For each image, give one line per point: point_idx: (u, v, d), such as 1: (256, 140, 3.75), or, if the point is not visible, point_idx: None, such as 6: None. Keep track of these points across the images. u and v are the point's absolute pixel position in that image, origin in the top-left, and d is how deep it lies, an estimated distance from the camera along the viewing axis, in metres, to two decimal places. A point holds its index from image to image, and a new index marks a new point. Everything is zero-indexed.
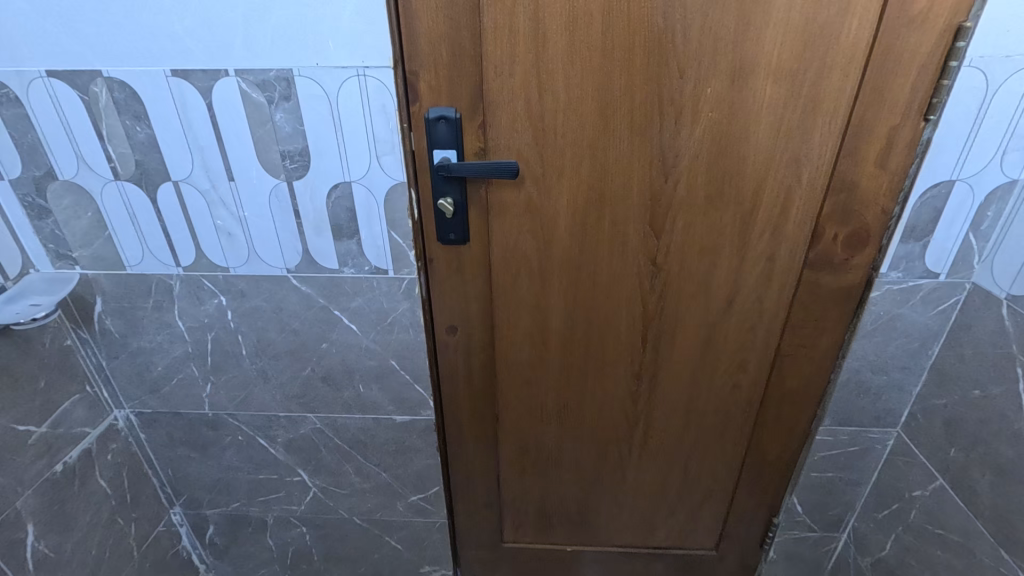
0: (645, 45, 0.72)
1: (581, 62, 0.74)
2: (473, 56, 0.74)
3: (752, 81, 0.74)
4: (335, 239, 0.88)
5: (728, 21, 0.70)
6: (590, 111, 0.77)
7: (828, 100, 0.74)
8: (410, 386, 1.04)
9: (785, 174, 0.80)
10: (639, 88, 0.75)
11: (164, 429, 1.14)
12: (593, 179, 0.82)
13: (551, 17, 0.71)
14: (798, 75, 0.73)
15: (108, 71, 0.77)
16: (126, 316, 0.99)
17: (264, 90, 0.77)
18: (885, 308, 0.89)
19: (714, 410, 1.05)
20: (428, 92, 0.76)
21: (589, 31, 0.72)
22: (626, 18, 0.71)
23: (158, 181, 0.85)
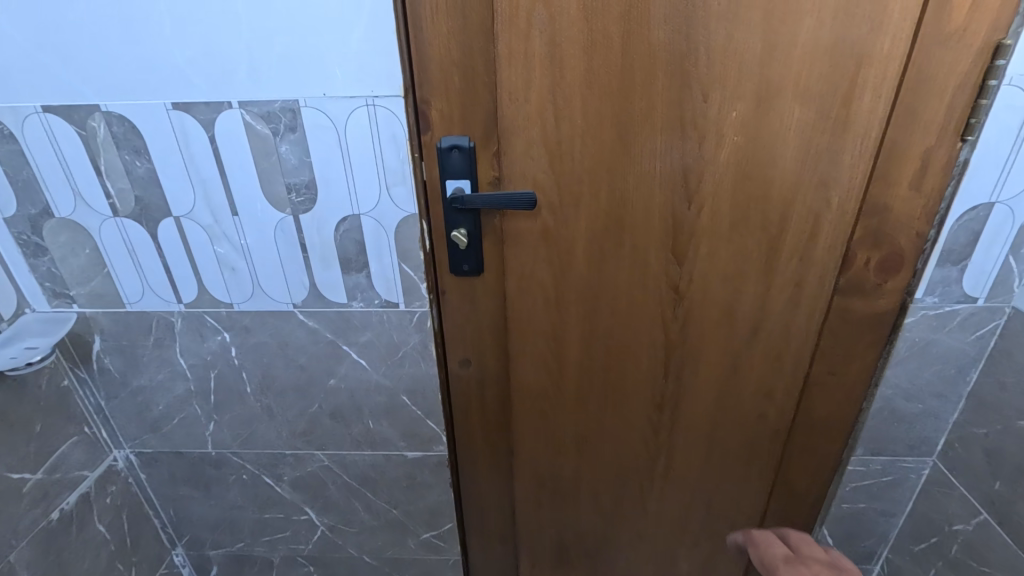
0: (666, 69, 0.69)
1: (600, 87, 0.71)
2: (487, 83, 0.71)
3: (779, 104, 0.70)
4: (343, 273, 0.84)
5: (754, 42, 0.67)
6: (610, 137, 0.74)
7: (859, 121, 0.71)
8: (422, 421, 1.00)
9: (815, 198, 0.76)
10: (660, 113, 0.72)
11: (165, 469, 1.10)
12: (612, 207, 0.78)
13: (568, 42, 0.68)
14: (827, 97, 0.69)
15: (106, 105, 0.74)
16: (125, 355, 0.95)
17: (269, 122, 0.74)
18: (920, 334, 0.84)
19: (740, 440, 1.00)
20: (439, 121, 0.73)
21: (607, 55, 0.69)
22: (646, 42, 0.68)
23: (158, 217, 0.81)
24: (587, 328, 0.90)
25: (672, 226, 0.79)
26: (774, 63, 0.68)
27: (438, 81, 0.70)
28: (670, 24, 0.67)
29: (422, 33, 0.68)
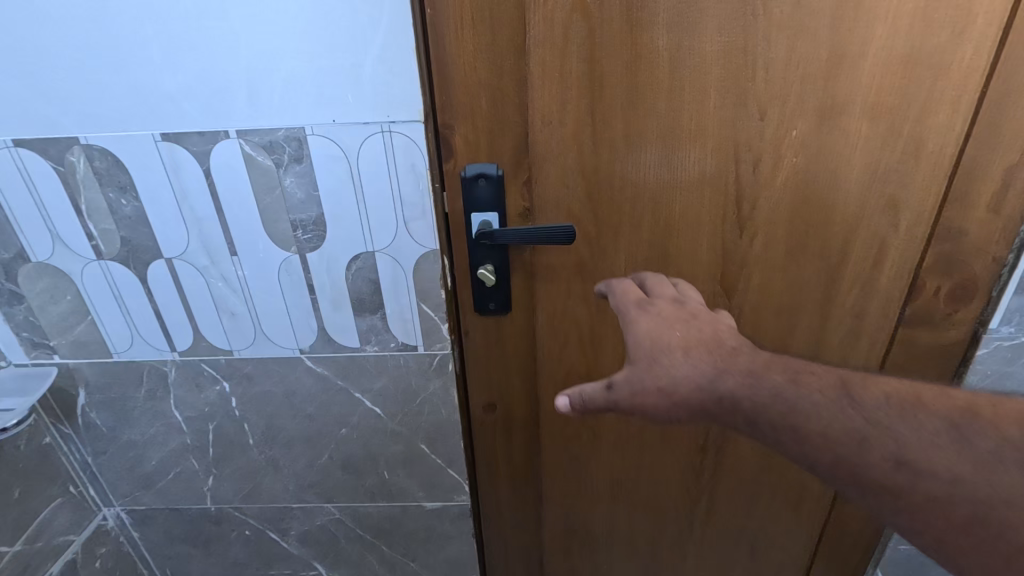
0: (720, 84, 0.62)
1: (644, 106, 0.63)
2: (517, 105, 0.63)
3: (845, 120, 0.63)
4: (356, 315, 0.76)
5: (820, 53, 0.60)
6: (655, 161, 0.66)
7: (934, 139, 0.63)
8: (442, 470, 0.91)
9: (881, 223, 0.69)
10: (711, 134, 0.64)
11: (160, 527, 1.00)
12: (656, 236, 0.71)
13: (609, 57, 0.61)
14: (899, 112, 0.62)
15: (86, 138, 0.65)
16: (113, 408, 0.86)
17: (271, 152, 0.65)
18: (994, 366, 0.75)
19: (790, 482, 0.92)
20: (463, 148, 0.65)
21: (653, 70, 0.61)
22: (698, 55, 0.60)
23: (148, 259, 0.73)
24: (625, 369, 0.82)
25: (721, 256, 0.72)
26: (841, 75, 0.61)
27: (462, 103, 0.63)
28: (725, 34, 0.59)
29: (444, 50, 0.60)
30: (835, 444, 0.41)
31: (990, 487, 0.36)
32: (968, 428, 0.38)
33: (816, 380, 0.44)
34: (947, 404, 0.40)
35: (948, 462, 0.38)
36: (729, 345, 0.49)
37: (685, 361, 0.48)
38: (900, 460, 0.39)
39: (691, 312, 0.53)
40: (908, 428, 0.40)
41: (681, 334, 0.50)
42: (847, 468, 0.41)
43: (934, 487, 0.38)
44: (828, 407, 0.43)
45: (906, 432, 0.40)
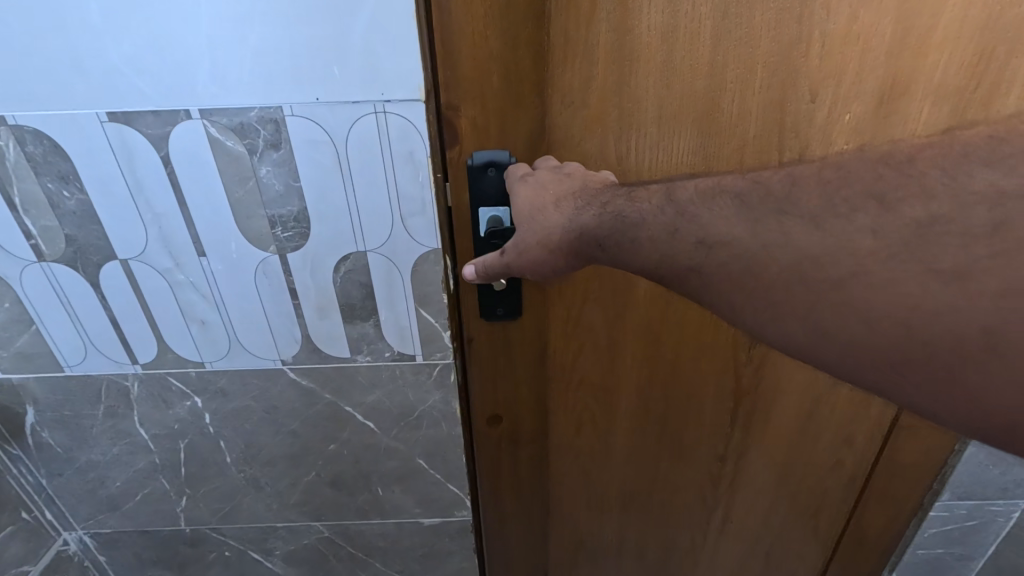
0: (768, 61, 0.55)
1: (680, 86, 0.57)
2: (534, 81, 0.57)
3: (902, 105, 0.57)
4: (345, 323, 0.67)
5: (882, 26, 0.53)
6: (689, 148, 0.60)
7: None
8: (442, 486, 0.84)
9: None
10: (754, 118, 0.58)
11: (129, 550, 0.91)
12: None
13: (643, 29, 0.55)
14: (965, 95, 0.56)
15: (14, 118, 0.54)
16: (68, 426, 0.76)
17: (243, 136, 0.55)
18: None
19: (810, 490, 0.87)
20: (471, 132, 0.59)
21: (694, 44, 0.55)
22: (746, 27, 0.54)
23: (99, 260, 0.63)
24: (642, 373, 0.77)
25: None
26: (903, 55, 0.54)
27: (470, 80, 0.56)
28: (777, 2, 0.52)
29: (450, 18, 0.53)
30: (659, 241, 0.49)
31: (757, 241, 0.44)
32: (749, 198, 0.46)
33: (646, 195, 0.51)
34: (740, 186, 0.47)
35: (730, 227, 0.46)
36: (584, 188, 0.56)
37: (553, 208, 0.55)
38: (703, 239, 0.47)
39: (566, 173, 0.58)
40: (707, 209, 0.47)
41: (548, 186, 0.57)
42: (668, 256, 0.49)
43: (733, 254, 0.45)
44: (654, 212, 0.50)
45: (710, 216, 0.47)
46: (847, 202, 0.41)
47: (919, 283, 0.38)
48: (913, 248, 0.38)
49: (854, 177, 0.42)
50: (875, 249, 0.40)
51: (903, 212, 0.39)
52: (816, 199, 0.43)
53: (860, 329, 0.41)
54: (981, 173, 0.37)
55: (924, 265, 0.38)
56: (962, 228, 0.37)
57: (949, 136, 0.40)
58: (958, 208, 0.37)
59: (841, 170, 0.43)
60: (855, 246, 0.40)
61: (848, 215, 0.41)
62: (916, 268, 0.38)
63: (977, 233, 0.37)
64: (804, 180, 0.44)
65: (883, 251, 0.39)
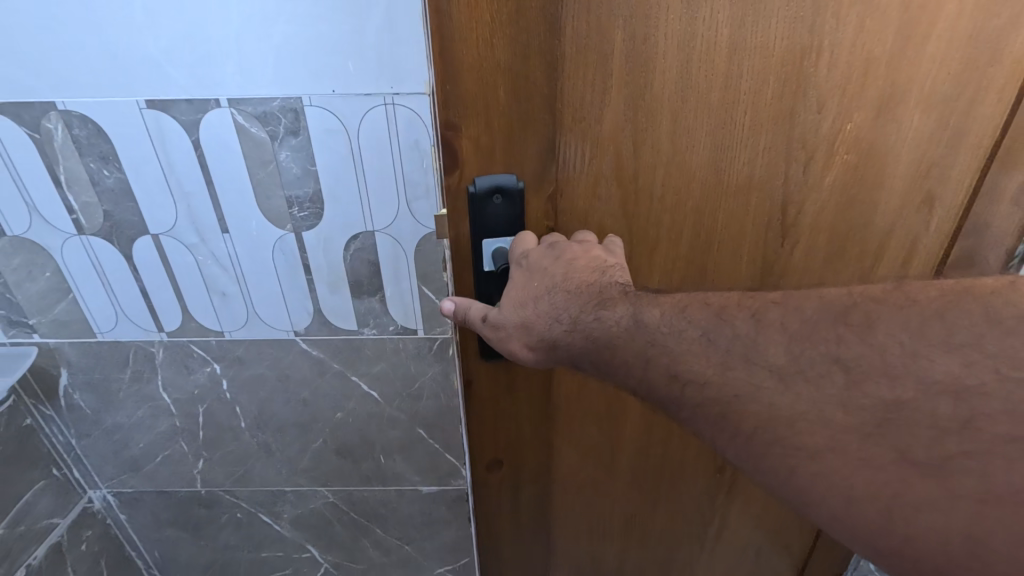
0: (777, 71, 0.51)
1: (693, 98, 0.51)
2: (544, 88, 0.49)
3: (900, 112, 0.54)
4: (353, 297, 0.73)
5: (884, 35, 0.50)
6: (697, 166, 0.55)
7: (978, 131, 0.56)
8: (439, 455, 0.90)
9: (914, 223, 0.61)
10: (766, 129, 0.53)
11: (149, 510, 0.98)
12: (693, 255, 0.60)
13: (656, 33, 0.48)
14: (952, 103, 0.54)
15: (63, 103, 0.60)
16: (97, 389, 0.83)
17: (265, 123, 0.61)
18: None
19: None
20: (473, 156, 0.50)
21: (705, 50, 0.49)
22: (758, 32, 0.49)
23: (133, 235, 0.69)
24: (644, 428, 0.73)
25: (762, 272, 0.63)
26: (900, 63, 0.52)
27: (473, 96, 0.47)
28: (791, 8, 0.48)
29: (456, 32, 0.45)
30: (635, 362, 0.46)
31: (729, 388, 0.41)
32: (716, 336, 0.43)
33: (614, 308, 0.47)
34: (705, 321, 0.44)
35: (699, 360, 0.43)
36: (566, 284, 0.49)
37: (531, 309, 0.49)
38: (675, 374, 0.44)
39: (556, 254, 0.50)
40: (675, 341, 0.44)
41: (522, 278, 0.50)
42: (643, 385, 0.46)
43: (704, 395, 0.43)
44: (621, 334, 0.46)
45: (676, 351, 0.44)
46: (815, 367, 0.39)
47: (898, 475, 0.35)
48: (888, 433, 0.36)
49: (813, 326, 0.40)
50: (851, 428, 0.37)
51: (864, 389, 0.37)
52: (777, 348, 0.40)
53: (839, 503, 0.38)
54: (945, 357, 0.35)
55: (896, 452, 0.36)
56: (931, 417, 0.35)
57: (908, 294, 0.38)
58: (923, 394, 0.35)
59: (807, 322, 0.40)
60: (823, 415, 0.38)
61: (814, 381, 0.39)
62: (889, 453, 0.36)
63: (950, 424, 0.34)
64: (767, 323, 0.42)
65: (860, 430, 0.37)
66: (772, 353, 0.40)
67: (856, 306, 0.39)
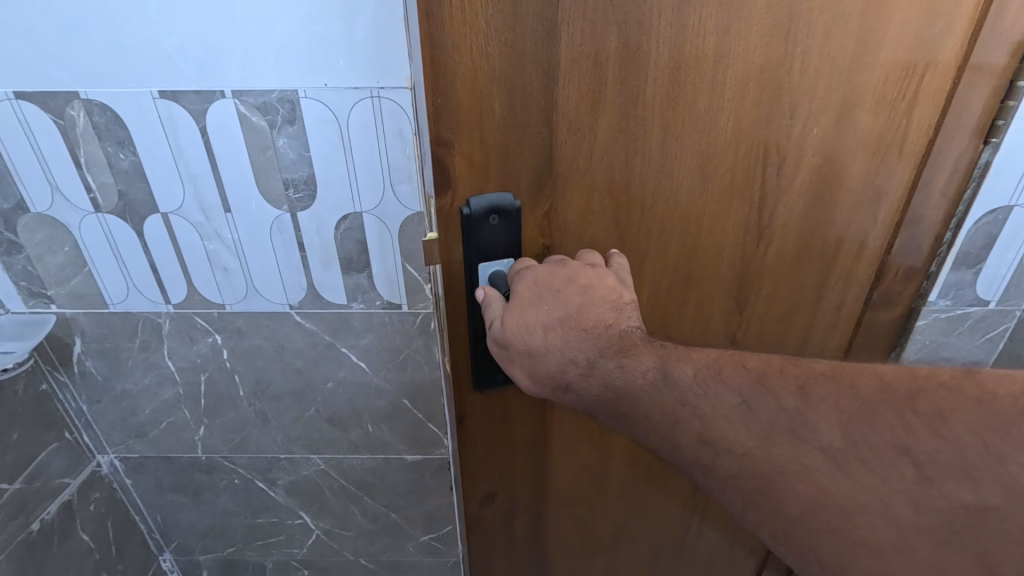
0: (761, 83, 0.51)
1: (682, 103, 0.50)
2: (536, 75, 0.46)
3: (858, 115, 0.55)
4: (343, 273, 0.80)
5: (847, 45, 0.51)
6: (683, 171, 0.54)
7: (915, 131, 0.58)
8: (423, 425, 0.97)
9: (863, 219, 0.63)
10: (745, 134, 0.53)
11: (153, 475, 1.05)
12: (681, 259, 0.60)
13: (652, 43, 0.47)
14: (898, 105, 0.56)
15: (86, 92, 0.68)
16: (108, 357, 0.90)
17: (265, 113, 0.69)
18: (931, 337, 0.83)
19: None
20: (468, 174, 0.48)
21: (698, 63, 0.48)
22: (745, 43, 0.49)
23: (144, 214, 0.76)
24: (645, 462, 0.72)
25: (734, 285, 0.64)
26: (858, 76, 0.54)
27: (468, 110, 0.46)
28: (773, 11, 0.48)
29: (451, 45, 0.43)
30: (661, 421, 0.47)
31: (772, 463, 0.42)
32: (756, 404, 0.43)
33: (637, 356, 0.49)
34: (746, 387, 0.44)
35: (739, 434, 0.43)
36: (579, 318, 0.50)
37: (545, 340, 0.50)
38: (705, 438, 0.45)
39: (568, 278, 0.51)
40: (711, 404, 0.45)
41: (536, 309, 0.50)
42: (671, 445, 0.47)
43: (743, 467, 0.43)
44: (645, 382, 0.48)
45: (714, 416, 0.44)
46: (876, 454, 0.38)
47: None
48: (961, 538, 0.36)
49: (873, 413, 0.39)
50: (918, 529, 0.37)
51: (934, 488, 0.36)
52: (830, 428, 0.40)
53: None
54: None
55: (970, 558, 0.36)
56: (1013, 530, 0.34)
57: (984, 384, 0.36)
58: (1005, 502, 0.34)
59: (864, 403, 0.39)
60: (894, 513, 0.38)
61: (880, 472, 0.38)
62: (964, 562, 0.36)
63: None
64: (819, 395, 0.41)
65: (932, 534, 0.37)
66: (827, 435, 0.40)
67: (922, 392, 0.38)
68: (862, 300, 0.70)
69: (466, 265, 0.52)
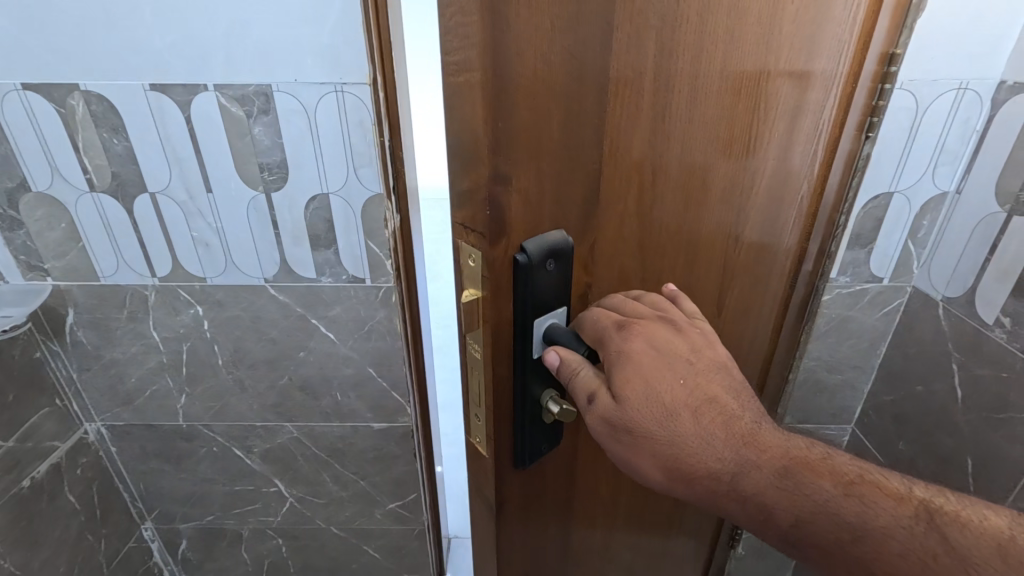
0: (749, 89, 0.54)
1: (697, 111, 0.50)
2: (587, 89, 0.42)
3: (802, 117, 0.62)
4: (313, 249, 0.90)
5: (801, 54, 0.57)
6: (693, 179, 0.54)
7: (835, 127, 0.68)
8: (388, 393, 1.06)
9: (798, 208, 0.71)
10: (735, 138, 0.56)
11: (137, 443, 1.13)
12: (683, 269, 0.59)
13: (680, 52, 0.46)
14: (825, 106, 0.65)
15: (85, 85, 0.78)
16: (98, 327, 0.98)
17: (243, 104, 0.79)
18: (836, 311, 0.94)
19: None
20: (522, 216, 0.42)
21: (714, 69, 0.49)
22: (741, 52, 0.51)
23: (134, 194, 0.86)
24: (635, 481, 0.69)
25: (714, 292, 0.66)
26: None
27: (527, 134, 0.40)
28: (761, 22, 0.51)
29: (513, 50, 0.36)
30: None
31: None
32: None
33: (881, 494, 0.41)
34: None
35: None
36: (723, 401, 0.47)
37: (699, 426, 0.45)
38: None
39: (692, 349, 0.49)
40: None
41: (686, 393, 0.46)
42: None
43: None
44: (905, 529, 0.40)
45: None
46: None
47: None
48: None
49: None
50: None
51: None
52: None
53: None
54: None
55: None
56: None
57: None
58: None
59: None
60: None
61: None
62: None
63: None
64: None
65: None
66: None
67: None
68: (791, 283, 0.79)
69: (518, 319, 0.46)
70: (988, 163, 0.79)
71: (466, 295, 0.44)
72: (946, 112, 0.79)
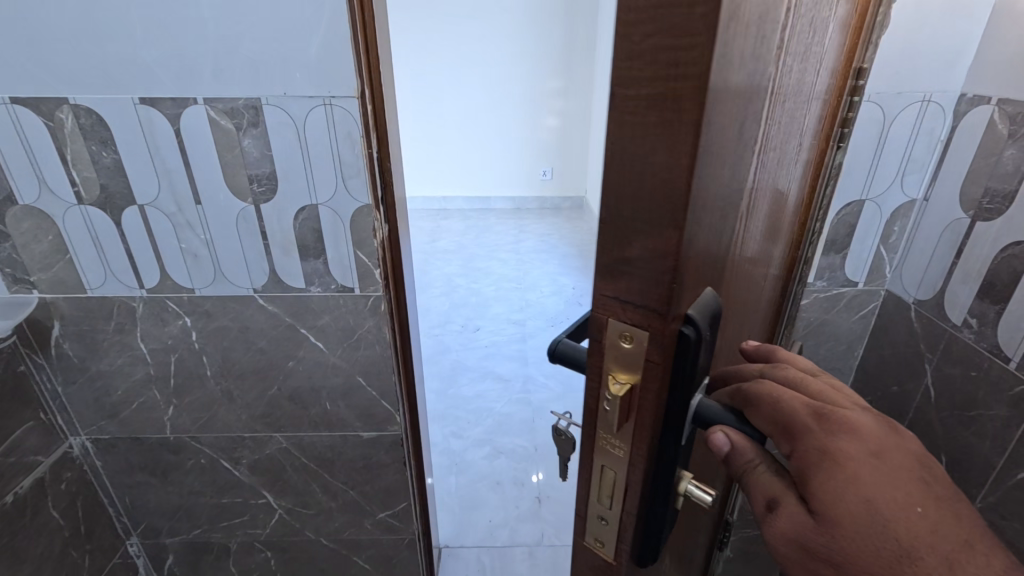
0: (800, 104, 0.52)
1: (775, 134, 0.47)
2: (746, 123, 0.35)
3: (816, 129, 0.63)
4: (302, 259, 0.91)
5: (828, 67, 0.57)
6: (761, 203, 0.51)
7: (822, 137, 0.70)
8: (377, 402, 1.07)
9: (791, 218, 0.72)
10: (784, 156, 0.54)
11: (123, 456, 1.12)
12: (742, 296, 0.56)
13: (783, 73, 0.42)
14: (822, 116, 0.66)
15: (74, 98, 0.78)
16: (85, 340, 0.98)
17: (232, 117, 0.80)
18: (815, 314, 0.97)
19: None
20: (692, 284, 0.35)
21: (791, 86, 0.47)
22: (804, 68, 0.49)
23: (122, 206, 0.86)
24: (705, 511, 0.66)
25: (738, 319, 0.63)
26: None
27: (711, 187, 0.32)
28: (816, 37, 0.49)
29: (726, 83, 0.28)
30: None
31: None
32: None
33: None
34: None
35: None
36: (977, 548, 0.35)
37: None
38: None
39: (917, 461, 0.39)
40: None
41: (929, 528, 0.36)
42: None
43: None
44: None
45: None
46: None
47: None
48: None
49: None
50: None
51: None
52: None
53: None
54: None
55: None
56: None
57: None
58: None
59: None
60: None
61: None
62: None
63: None
64: None
65: None
66: None
67: None
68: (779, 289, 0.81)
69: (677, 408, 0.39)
70: (953, 171, 0.82)
71: (616, 388, 0.38)
72: (911, 122, 0.83)
